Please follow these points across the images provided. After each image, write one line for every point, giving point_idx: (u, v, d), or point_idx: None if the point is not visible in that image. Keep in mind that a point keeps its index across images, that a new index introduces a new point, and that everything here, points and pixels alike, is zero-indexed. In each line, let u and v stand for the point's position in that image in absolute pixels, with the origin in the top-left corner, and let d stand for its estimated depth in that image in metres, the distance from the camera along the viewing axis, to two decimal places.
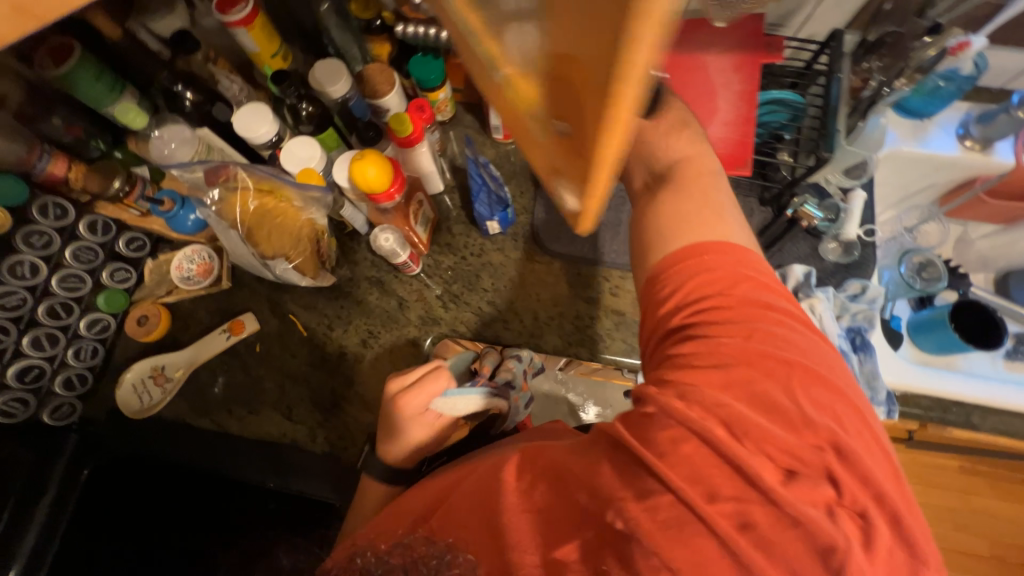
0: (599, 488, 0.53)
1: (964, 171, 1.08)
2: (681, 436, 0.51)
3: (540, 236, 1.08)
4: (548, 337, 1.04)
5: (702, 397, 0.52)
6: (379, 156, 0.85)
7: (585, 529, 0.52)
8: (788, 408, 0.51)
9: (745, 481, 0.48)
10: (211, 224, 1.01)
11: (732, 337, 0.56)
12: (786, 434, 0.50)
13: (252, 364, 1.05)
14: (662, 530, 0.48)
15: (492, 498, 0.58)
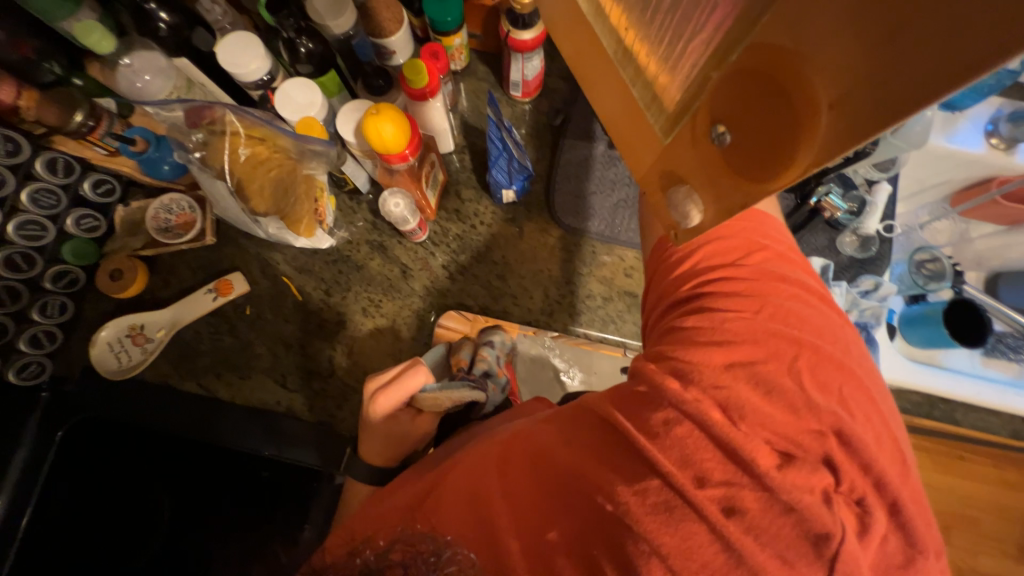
0: (587, 471, 0.50)
1: (983, 170, 1.06)
2: (677, 415, 0.49)
3: (555, 209, 1.02)
4: (559, 317, 1.01)
5: (699, 376, 0.50)
6: (395, 110, 0.75)
7: (575, 512, 0.49)
8: (790, 390, 0.49)
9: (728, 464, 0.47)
10: (194, 172, 0.90)
11: (742, 313, 0.54)
12: (787, 418, 0.48)
13: (241, 328, 0.99)
14: (663, 518, 0.46)
15: (482, 483, 0.54)
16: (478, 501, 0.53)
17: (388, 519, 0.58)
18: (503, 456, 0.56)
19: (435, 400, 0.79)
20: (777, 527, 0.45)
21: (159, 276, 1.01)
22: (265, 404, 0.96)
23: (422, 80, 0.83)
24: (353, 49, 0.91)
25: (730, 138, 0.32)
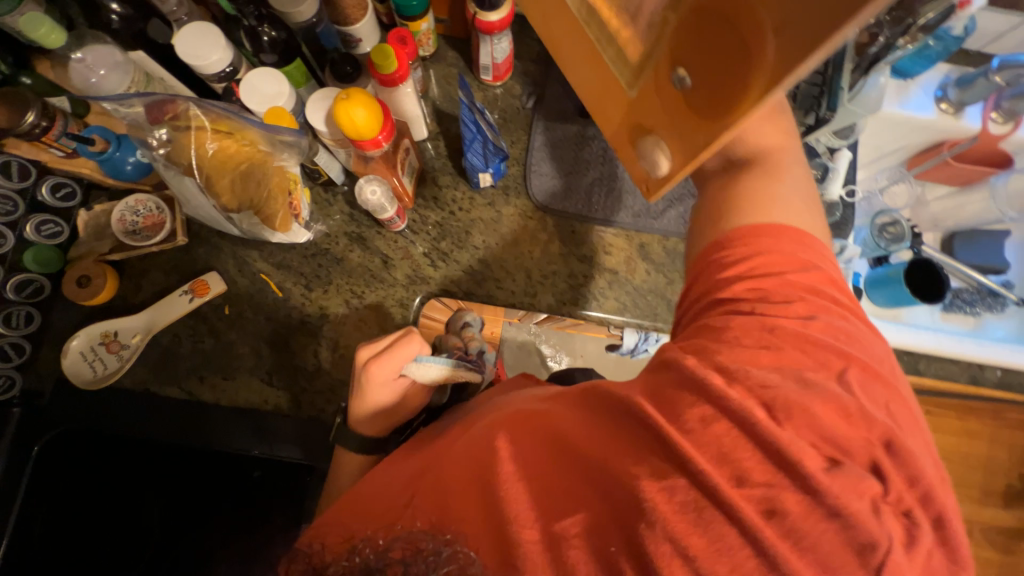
0: (606, 466, 0.49)
1: (934, 134, 1.12)
2: (709, 410, 0.47)
3: (533, 191, 1.04)
4: (542, 297, 1.02)
5: (746, 376, 0.48)
6: (367, 95, 0.74)
7: (590, 504, 0.49)
8: (841, 397, 0.48)
9: (764, 469, 0.44)
10: (159, 171, 0.87)
11: (789, 318, 0.53)
12: (840, 424, 0.46)
13: (221, 328, 0.97)
14: (680, 511, 0.44)
15: (483, 468, 0.53)
16: (479, 486, 0.53)
17: (385, 508, 0.58)
18: (511, 442, 0.54)
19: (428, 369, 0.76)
20: (819, 532, 0.42)
21: (130, 280, 0.98)
22: (251, 404, 0.94)
23: (392, 66, 0.82)
24: (318, 37, 0.91)
25: (689, 81, 0.40)
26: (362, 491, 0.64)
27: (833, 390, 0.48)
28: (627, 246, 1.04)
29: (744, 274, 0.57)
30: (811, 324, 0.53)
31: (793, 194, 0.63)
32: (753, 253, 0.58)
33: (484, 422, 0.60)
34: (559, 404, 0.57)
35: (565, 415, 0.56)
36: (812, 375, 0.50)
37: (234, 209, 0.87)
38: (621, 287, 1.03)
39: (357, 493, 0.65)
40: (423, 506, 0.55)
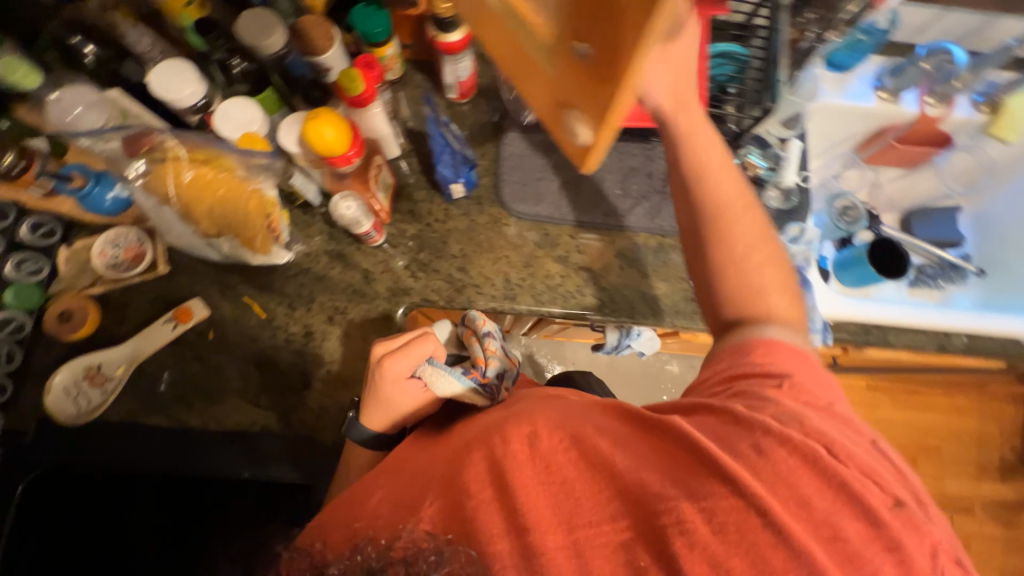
0: (642, 478, 0.52)
1: (877, 121, 1.19)
2: (733, 439, 0.53)
3: (506, 200, 1.07)
4: (523, 300, 1.04)
5: (801, 424, 0.54)
6: (336, 115, 0.78)
7: (618, 514, 0.50)
8: (879, 455, 0.55)
9: (789, 491, 0.49)
10: (139, 203, 0.90)
11: (816, 388, 0.62)
12: (884, 470, 0.53)
13: (206, 355, 0.96)
14: (718, 533, 0.47)
15: (507, 469, 0.55)
16: (500, 490, 0.54)
17: (403, 517, 0.59)
18: (538, 450, 0.57)
19: (435, 373, 0.81)
20: (875, 555, 0.47)
21: (113, 314, 0.97)
22: (240, 427, 0.94)
23: (358, 84, 0.86)
24: (289, 68, 0.92)
25: (591, 52, 0.43)
26: (376, 499, 0.67)
27: (872, 448, 0.56)
28: (601, 246, 1.07)
29: (750, 359, 0.66)
30: (811, 387, 0.62)
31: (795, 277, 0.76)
32: (758, 341, 0.67)
33: (500, 429, 0.63)
34: (591, 422, 0.62)
35: (601, 433, 0.59)
36: (817, 421, 0.57)
37: (214, 234, 0.91)
38: (597, 284, 1.06)
39: (372, 506, 0.66)
40: (442, 514, 0.56)
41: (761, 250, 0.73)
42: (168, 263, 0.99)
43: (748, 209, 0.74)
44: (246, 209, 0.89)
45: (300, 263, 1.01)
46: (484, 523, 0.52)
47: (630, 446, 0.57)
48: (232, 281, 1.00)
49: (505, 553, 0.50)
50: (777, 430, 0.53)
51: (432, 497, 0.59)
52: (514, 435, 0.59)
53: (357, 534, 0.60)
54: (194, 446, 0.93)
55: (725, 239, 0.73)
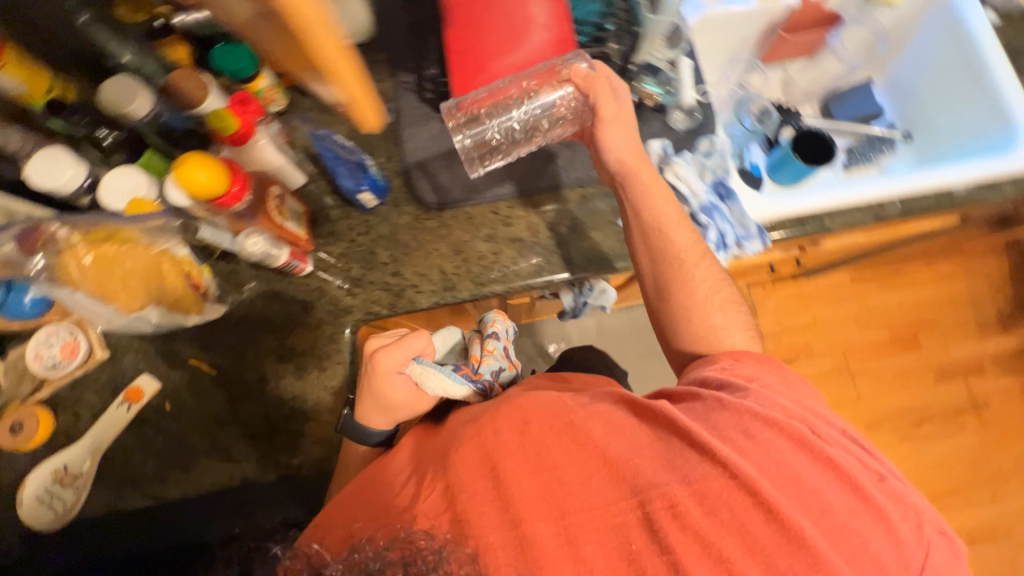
0: (635, 470, 0.66)
1: (761, 20, 1.20)
2: (716, 424, 0.71)
3: (420, 196, 1.06)
4: (462, 287, 1.02)
5: (772, 409, 0.73)
6: (209, 158, 0.80)
7: (620, 507, 0.64)
8: (841, 448, 0.71)
9: (772, 465, 0.66)
10: (57, 297, 0.91)
11: (783, 390, 0.79)
12: (852, 466, 0.68)
13: (167, 427, 0.98)
14: (707, 513, 0.62)
15: (508, 466, 0.67)
16: (493, 487, 0.66)
17: (400, 517, 0.67)
18: (524, 437, 0.70)
19: (422, 372, 0.86)
20: None
21: (67, 413, 0.98)
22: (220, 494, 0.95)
23: (234, 121, 0.86)
24: (167, 125, 0.93)
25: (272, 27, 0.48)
26: (360, 509, 0.73)
27: (837, 444, 0.71)
28: (532, 215, 1.05)
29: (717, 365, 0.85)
30: (778, 388, 0.79)
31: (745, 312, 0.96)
32: (725, 355, 0.86)
33: (514, 413, 0.73)
34: (599, 413, 0.75)
35: (585, 419, 0.73)
36: (779, 402, 0.75)
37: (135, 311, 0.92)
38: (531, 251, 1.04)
39: (362, 510, 0.73)
40: (446, 524, 0.65)
41: (698, 265, 0.95)
42: (105, 348, 0.99)
43: (702, 260, 0.95)
44: (163, 272, 0.90)
45: (243, 309, 1.01)
46: (488, 530, 0.63)
47: (643, 437, 0.71)
48: (176, 343, 1.00)
49: (498, 542, 0.63)
50: (756, 415, 0.71)
51: (433, 514, 0.66)
52: (512, 432, 0.71)
53: (357, 536, 0.69)
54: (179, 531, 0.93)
55: (685, 290, 0.94)
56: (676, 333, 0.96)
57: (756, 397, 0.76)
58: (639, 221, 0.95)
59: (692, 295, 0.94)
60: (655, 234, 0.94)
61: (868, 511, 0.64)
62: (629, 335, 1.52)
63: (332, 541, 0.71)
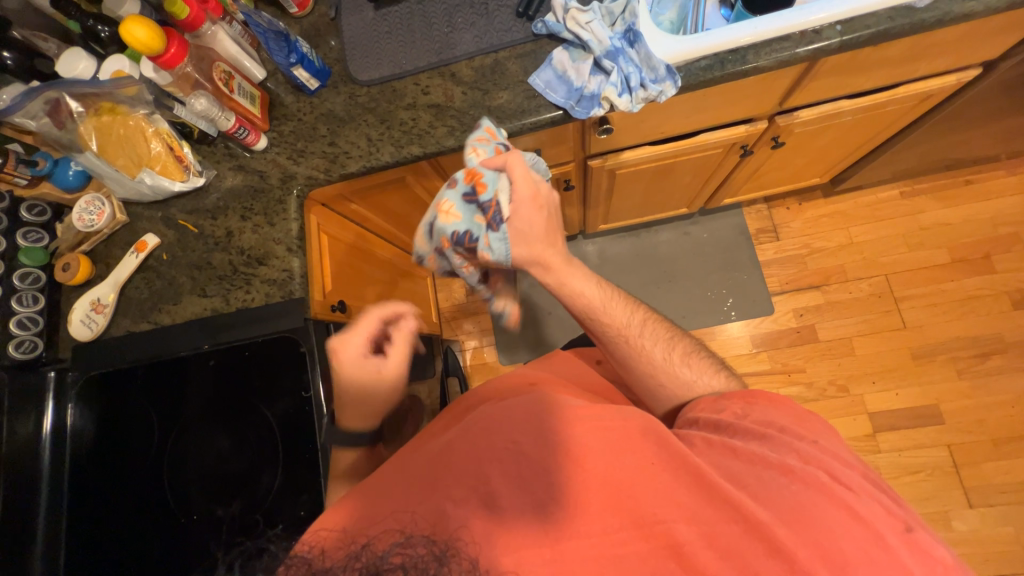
0: (638, 495, 0.45)
1: None
2: (728, 466, 0.47)
3: (350, 66, 0.78)
4: (386, 152, 0.74)
5: (748, 418, 0.51)
6: (144, 30, 0.63)
7: (623, 531, 0.43)
8: (878, 495, 0.43)
9: (779, 498, 0.44)
10: (60, 151, 0.76)
11: (887, 502, 0.43)
12: (881, 503, 0.43)
13: (160, 275, 0.78)
14: (724, 557, 0.41)
15: (490, 472, 0.47)
16: (490, 488, 0.46)
17: (414, 491, 0.47)
18: (526, 464, 0.47)
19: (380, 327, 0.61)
20: None
21: None
22: (159, 349, 0.75)
23: None
24: None
25: None
26: (358, 498, 0.48)
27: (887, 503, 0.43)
28: None
29: (717, 405, 0.54)
30: (793, 423, 0.50)
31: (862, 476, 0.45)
32: (735, 395, 0.55)
33: (490, 416, 0.52)
34: (570, 402, 0.53)
35: (590, 427, 0.49)
36: (798, 444, 0.48)
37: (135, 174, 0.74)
38: None
39: (366, 510, 0.47)
40: (422, 500, 0.46)
41: (680, 374, 0.62)
42: (127, 215, 0.80)
43: (645, 323, 0.66)
44: (142, 154, 0.75)
45: (209, 189, 0.78)
46: (456, 509, 0.44)
47: (647, 468, 0.46)
48: (134, 207, 0.81)
49: (463, 518, 0.44)
50: (737, 464, 0.47)
51: (426, 472, 0.49)
52: (492, 435, 0.50)
53: (357, 539, 0.42)
54: (169, 371, 0.75)
55: (640, 351, 0.64)
56: (644, 392, 0.65)
57: (772, 446, 0.48)
58: (612, 340, 0.65)
59: (647, 350, 0.64)
60: (594, 314, 0.65)
61: (872, 544, 0.40)
62: (630, 261, 1.47)
63: (334, 545, 0.42)
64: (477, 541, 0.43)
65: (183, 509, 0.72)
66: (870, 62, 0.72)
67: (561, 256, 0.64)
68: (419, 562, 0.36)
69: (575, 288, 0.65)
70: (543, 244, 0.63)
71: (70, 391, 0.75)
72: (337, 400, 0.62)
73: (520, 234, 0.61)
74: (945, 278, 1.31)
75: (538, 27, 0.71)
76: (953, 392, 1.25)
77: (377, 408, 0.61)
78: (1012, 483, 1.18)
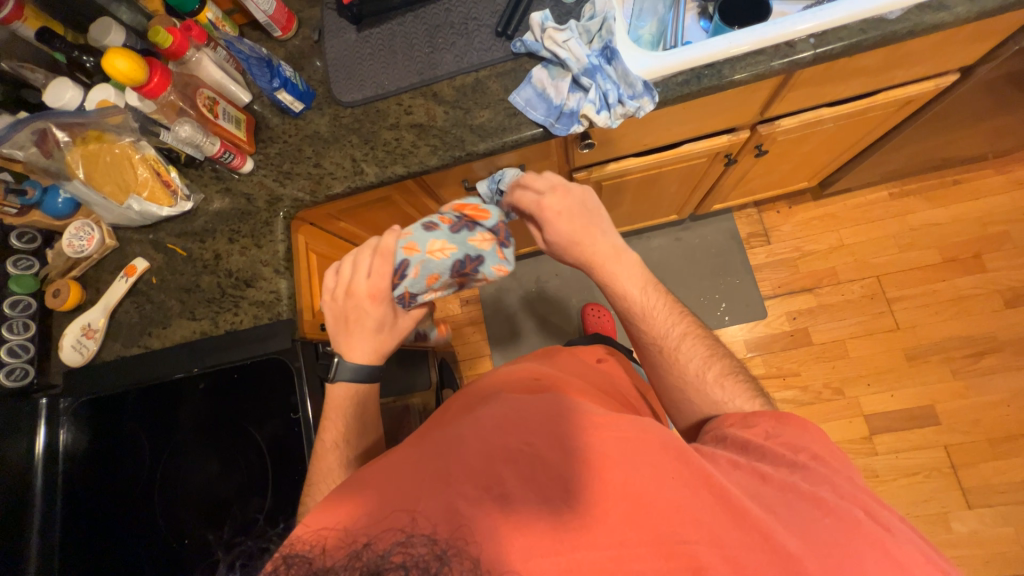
0: (659, 512, 0.42)
1: None
2: (756, 489, 0.45)
3: (334, 88, 0.78)
4: (371, 172, 0.75)
5: (778, 438, 0.50)
6: (127, 62, 0.64)
7: (641, 546, 0.40)
8: (910, 536, 0.41)
9: (811, 530, 0.41)
10: (47, 178, 0.77)
11: (919, 545, 0.41)
12: (914, 545, 0.41)
13: (151, 298, 0.78)
14: None
15: (505, 474, 0.44)
16: (501, 493, 0.43)
17: (421, 490, 0.44)
18: (539, 472, 0.44)
19: (376, 264, 0.61)
20: None
21: None
22: (152, 371, 0.75)
23: None
24: None
25: None
26: (359, 495, 0.45)
27: (920, 546, 0.41)
28: None
29: (748, 421, 0.53)
30: (825, 451, 0.48)
31: (894, 517, 0.43)
32: (765, 413, 0.53)
33: (500, 419, 0.50)
34: (591, 409, 0.51)
35: (613, 436, 0.46)
36: (829, 474, 0.46)
37: (122, 200, 0.75)
38: None
39: (369, 510, 0.43)
40: (429, 499, 0.43)
41: (711, 392, 0.60)
42: (116, 239, 0.81)
43: (687, 337, 0.63)
44: (129, 181, 0.76)
45: (199, 214, 0.79)
46: (468, 508, 0.42)
47: (669, 482, 0.43)
48: (123, 231, 0.81)
49: (474, 518, 0.41)
50: (764, 488, 0.45)
51: (435, 470, 0.46)
52: (506, 436, 0.48)
53: (358, 538, 0.39)
54: (164, 394, 0.75)
55: (673, 363, 0.63)
56: (672, 404, 0.64)
57: (804, 476, 0.46)
58: (651, 347, 0.65)
59: (680, 364, 0.62)
60: (636, 317, 0.64)
61: None
62: None
63: (335, 546, 0.39)
64: (482, 542, 0.40)
65: (174, 532, 0.72)
66: (845, 72, 0.73)
67: (606, 250, 0.64)
68: (420, 562, 0.34)
69: (622, 289, 0.64)
70: (585, 242, 0.64)
71: (64, 416, 0.75)
72: (351, 328, 0.62)
73: (567, 235, 0.64)
74: (936, 278, 1.31)
75: (516, 46, 0.72)
76: (948, 392, 1.25)
77: (389, 343, 0.64)
78: (1011, 482, 1.18)
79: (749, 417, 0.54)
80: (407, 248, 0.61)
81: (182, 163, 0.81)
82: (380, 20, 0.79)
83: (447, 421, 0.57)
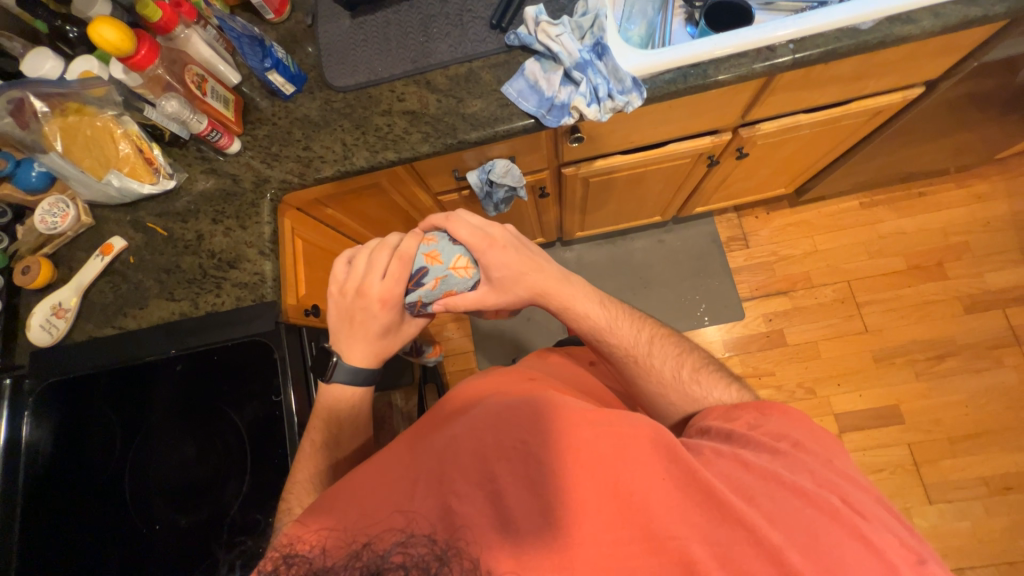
0: (648, 506, 0.42)
1: None
2: (743, 479, 0.46)
3: (326, 72, 0.78)
4: (360, 158, 0.75)
5: (761, 430, 0.51)
6: (116, 35, 0.63)
7: (634, 544, 0.41)
8: (891, 523, 0.43)
9: (794, 520, 0.42)
10: (24, 149, 0.74)
11: (900, 534, 0.42)
12: (894, 533, 0.42)
13: (127, 279, 0.76)
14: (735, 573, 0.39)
15: (495, 471, 0.45)
16: (495, 489, 0.43)
17: (415, 489, 0.44)
18: (533, 468, 0.44)
19: (395, 266, 0.60)
20: None
21: None
22: (123, 353, 0.73)
23: None
24: None
25: None
26: (353, 494, 0.45)
27: (902, 533, 0.42)
28: None
29: (730, 415, 0.55)
30: (809, 442, 0.50)
31: (877, 506, 0.44)
32: (749, 405, 0.55)
33: (492, 413, 0.50)
34: (579, 405, 0.50)
35: (602, 431, 0.46)
36: (812, 464, 0.47)
37: (101, 175, 0.73)
38: None
39: (365, 508, 0.43)
40: (425, 497, 0.43)
41: (692, 391, 0.61)
42: (93, 217, 0.78)
43: (655, 342, 0.66)
44: (109, 155, 0.74)
45: (183, 197, 0.78)
46: (463, 506, 0.42)
47: (655, 479, 0.44)
48: (100, 209, 0.79)
49: (470, 517, 0.41)
50: (749, 478, 0.46)
51: (426, 468, 0.46)
52: (499, 432, 0.47)
53: (358, 538, 0.41)
54: (136, 378, 0.73)
55: (649, 371, 0.63)
56: (651, 405, 0.65)
57: (788, 466, 0.47)
58: (623, 359, 0.64)
59: (657, 370, 0.63)
60: (602, 336, 0.64)
61: None
62: (606, 268, 1.50)
63: (335, 545, 0.40)
64: (478, 541, 0.40)
65: (132, 523, 0.69)
66: (822, 80, 0.77)
67: (553, 277, 0.64)
68: (420, 562, 0.37)
69: (580, 311, 0.64)
70: (528, 271, 0.63)
71: (26, 401, 0.72)
72: (354, 328, 0.61)
73: (505, 277, 0.62)
74: (903, 283, 1.38)
75: (510, 38, 0.73)
76: (913, 392, 1.31)
77: (389, 348, 0.63)
78: (969, 479, 1.23)
79: (733, 411, 0.55)
80: (428, 256, 0.61)
81: (165, 142, 0.80)
82: (375, 8, 0.80)
83: (439, 417, 0.57)
